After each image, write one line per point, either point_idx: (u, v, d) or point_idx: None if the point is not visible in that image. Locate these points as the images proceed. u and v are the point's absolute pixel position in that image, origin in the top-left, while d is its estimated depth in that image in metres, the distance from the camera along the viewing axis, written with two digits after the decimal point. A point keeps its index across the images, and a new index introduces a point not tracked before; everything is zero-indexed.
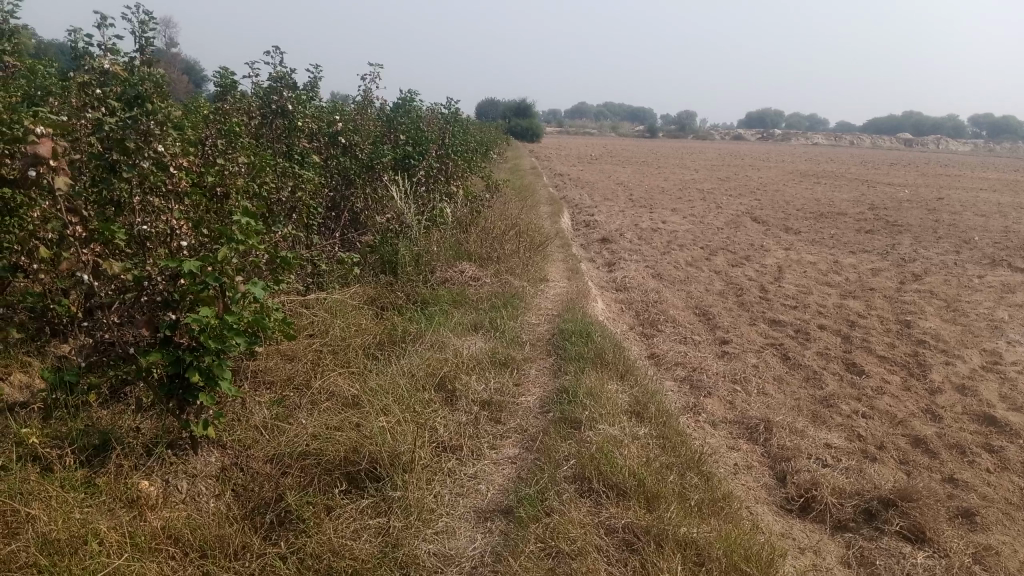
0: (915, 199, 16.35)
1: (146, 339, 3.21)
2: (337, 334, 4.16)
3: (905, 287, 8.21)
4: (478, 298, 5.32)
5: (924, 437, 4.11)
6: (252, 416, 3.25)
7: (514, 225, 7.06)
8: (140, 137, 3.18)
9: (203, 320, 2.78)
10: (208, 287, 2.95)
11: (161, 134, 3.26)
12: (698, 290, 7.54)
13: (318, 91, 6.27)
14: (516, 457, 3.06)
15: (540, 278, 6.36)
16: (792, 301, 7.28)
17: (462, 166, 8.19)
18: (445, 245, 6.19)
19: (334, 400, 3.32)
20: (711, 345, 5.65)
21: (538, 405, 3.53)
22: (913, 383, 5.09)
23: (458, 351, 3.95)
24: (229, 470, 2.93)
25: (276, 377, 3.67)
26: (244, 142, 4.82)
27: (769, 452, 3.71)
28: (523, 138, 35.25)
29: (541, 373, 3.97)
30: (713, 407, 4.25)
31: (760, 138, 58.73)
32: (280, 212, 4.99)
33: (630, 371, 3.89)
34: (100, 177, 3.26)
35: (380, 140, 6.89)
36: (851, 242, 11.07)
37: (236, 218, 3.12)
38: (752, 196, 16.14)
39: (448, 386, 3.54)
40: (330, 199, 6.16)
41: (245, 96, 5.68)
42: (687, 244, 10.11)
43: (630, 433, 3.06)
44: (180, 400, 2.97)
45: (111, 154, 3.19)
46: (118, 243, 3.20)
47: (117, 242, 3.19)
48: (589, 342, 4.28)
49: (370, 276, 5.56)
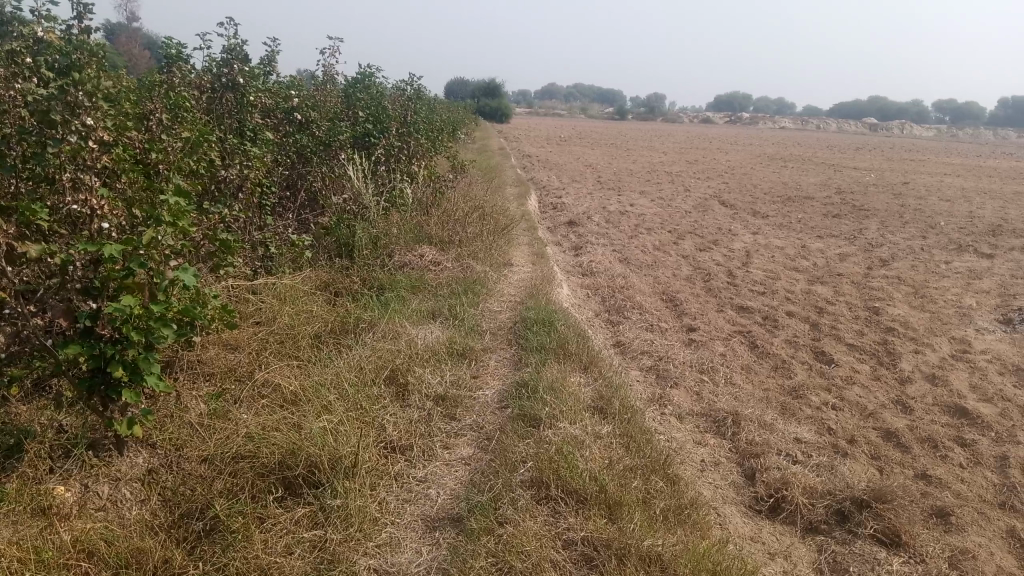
0: (880, 183, 16.36)
1: (67, 329, 2.92)
2: (283, 321, 3.92)
3: (873, 273, 8.13)
4: (437, 284, 5.09)
5: (895, 431, 3.99)
6: (186, 412, 3.02)
7: (478, 207, 6.83)
8: (65, 109, 2.92)
9: (126, 310, 2.53)
10: (133, 274, 2.72)
11: (91, 108, 2.98)
12: (665, 275, 7.37)
13: (274, 66, 5.97)
14: (471, 458, 2.86)
15: (503, 264, 6.14)
16: (760, 286, 7.15)
17: (425, 145, 7.91)
18: (404, 228, 5.94)
19: (275, 395, 3.09)
20: (679, 333, 5.48)
21: (496, 400, 3.33)
22: (882, 372, 4.97)
23: (413, 342, 3.72)
24: (158, 472, 2.69)
25: (216, 367, 3.44)
26: (191, 119, 4.52)
27: (737, 448, 3.56)
28: (492, 119, 34.85)
29: (500, 365, 3.77)
30: (680, 399, 4.09)
31: (727, 121, 58.95)
32: (227, 193, 4.70)
33: (594, 364, 3.70)
34: (23, 154, 2.97)
35: (338, 117, 6.58)
36: (819, 226, 11.00)
37: (166, 198, 2.86)
38: (721, 179, 16.05)
39: (399, 379, 3.32)
40: (284, 178, 5.87)
41: (193, 69, 5.33)
42: (655, 228, 9.94)
43: (592, 432, 2.87)
44: (102, 397, 2.72)
45: (35, 128, 2.90)
46: (38, 226, 2.92)
47: (37, 224, 2.90)
48: (552, 332, 4.08)
49: (324, 260, 5.30)
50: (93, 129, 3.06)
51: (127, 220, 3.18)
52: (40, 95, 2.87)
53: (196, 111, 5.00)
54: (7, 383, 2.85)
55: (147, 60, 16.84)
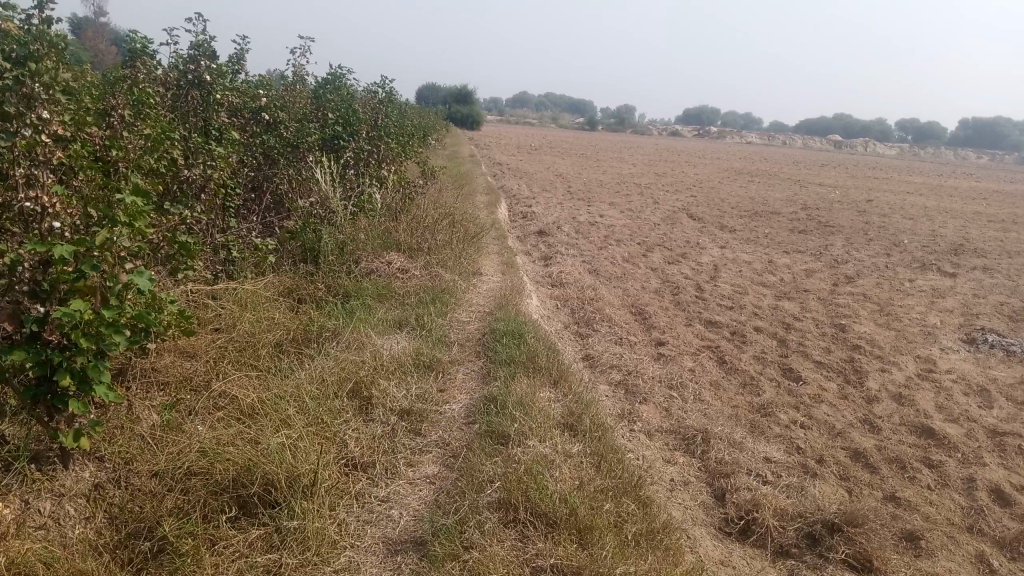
0: (845, 200, 16.57)
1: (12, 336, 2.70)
2: (243, 329, 3.78)
3: (839, 289, 8.18)
4: (404, 293, 4.98)
5: (863, 451, 3.97)
6: (137, 424, 2.88)
7: (447, 214, 6.73)
8: (21, 101, 2.78)
9: (74, 315, 2.39)
10: (84, 277, 2.57)
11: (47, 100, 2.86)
12: (634, 287, 7.33)
13: (242, 64, 5.82)
14: (436, 477, 2.76)
15: (472, 273, 6.05)
16: (728, 301, 7.14)
17: (395, 150, 7.79)
18: (372, 233, 5.82)
19: (232, 407, 2.96)
20: (647, 347, 5.43)
21: (463, 415, 3.24)
22: (850, 391, 4.96)
23: (378, 352, 3.61)
24: (105, 488, 2.56)
25: (172, 376, 3.31)
26: (155, 116, 4.37)
27: (706, 467, 3.50)
28: (462, 125, 34.78)
29: (467, 379, 3.67)
30: (649, 415, 4.03)
31: (696, 135, 59.53)
32: (189, 194, 4.55)
33: (564, 378, 3.62)
34: None
35: (307, 118, 6.44)
36: (785, 241, 11.07)
37: (122, 198, 2.71)
38: (689, 192, 16.14)
39: (363, 393, 3.22)
40: (250, 179, 5.71)
41: (158, 66, 5.19)
42: (624, 239, 9.92)
43: (562, 451, 2.78)
44: (48, 408, 2.56)
45: None
46: None
47: None
48: (521, 344, 3.99)
49: (288, 265, 5.16)
50: (49, 123, 2.91)
51: (82, 220, 2.98)
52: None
53: (160, 109, 4.85)
54: None
55: (112, 55, 16.51)
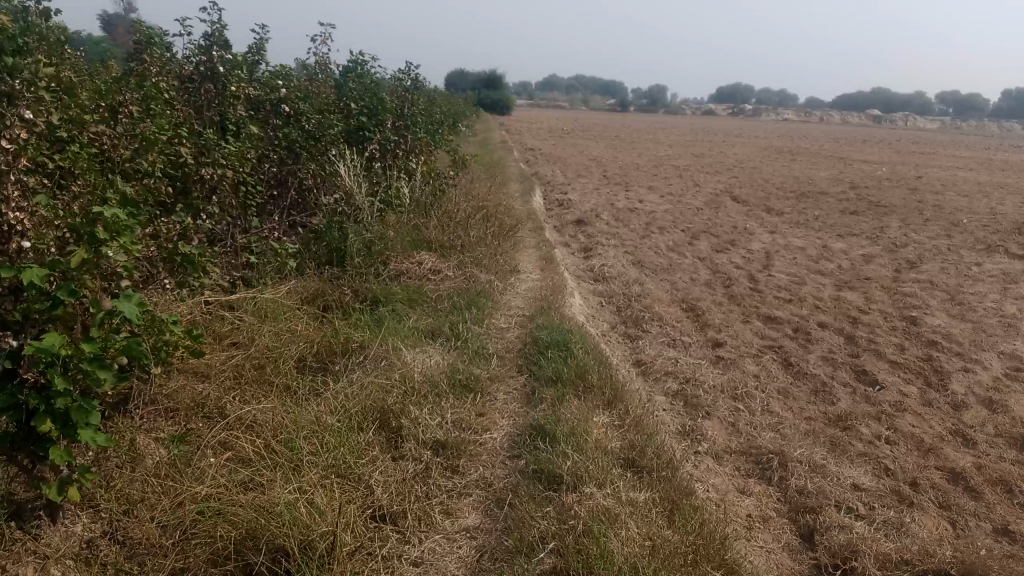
0: (894, 178, 15.79)
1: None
2: (262, 344, 3.41)
3: (902, 277, 7.58)
4: (437, 296, 4.56)
5: (962, 472, 3.47)
6: (140, 461, 2.50)
7: (481, 208, 6.29)
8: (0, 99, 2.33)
9: (47, 349, 1.97)
10: (62, 303, 2.15)
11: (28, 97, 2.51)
12: (683, 280, 6.85)
13: (261, 54, 5.45)
14: (478, 530, 2.37)
15: (510, 271, 5.62)
16: (786, 293, 6.62)
17: (425, 140, 7.36)
18: (401, 231, 5.39)
19: (243, 446, 2.59)
20: (704, 349, 4.96)
21: (505, 448, 2.83)
22: (933, 396, 4.45)
23: (409, 371, 3.21)
24: (99, 544, 2.17)
25: (182, 402, 2.92)
26: (162, 112, 4.01)
27: (787, 498, 3.06)
28: (493, 111, 34.23)
29: (509, 400, 3.25)
30: (714, 433, 3.58)
31: (730, 114, 58.37)
32: (201, 195, 4.17)
33: (619, 398, 3.18)
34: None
35: (328, 108, 6.04)
36: (837, 224, 10.47)
37: (100, 210, 2.31)
38: (731, 173, 15.53)
39: (392, 424, 2.81)
40: (271, 174, 5.34)
41: (172, 57, 4.85)
42: (667, 227, 9.41)
43: (625, 500, 2.36)
44: (30, 456, 2.13)
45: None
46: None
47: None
48: (568, 358, 3.56)
49: (312, 267, 4.76)
50: (31, 118, 2.51)
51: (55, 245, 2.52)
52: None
53: (172, 105, 4.48)
54: None
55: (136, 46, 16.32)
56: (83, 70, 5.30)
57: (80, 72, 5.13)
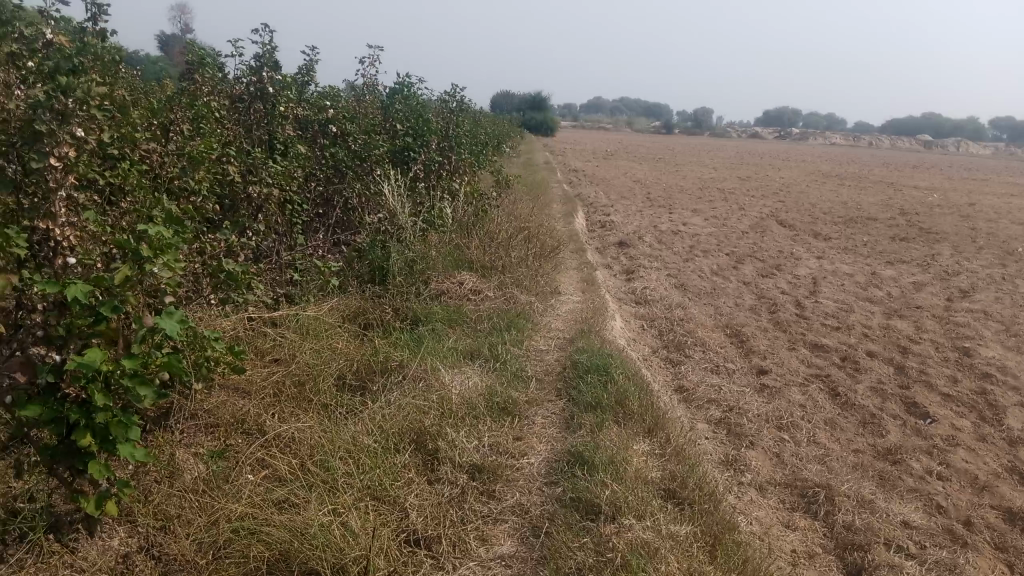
0: (946, 205, 15.44)
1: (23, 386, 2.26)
2: (303, 362, 3.41)
3: (954, 306, 7.37)
4: (477, 316, 4.54)
5: (1019, 512, 3.33)
6: (178, 475, 2.51)
7: (524, 228, 6.27)
8: (54, 120, 2.38)
9: (87, 365, 1.99)
10: (104, 319, 2.17)
11: (81, 114, 2.48)
12: (727, 305, 6.74)
13: (310, 74, 5.52)
14: (513, 558, 2.32)
15: (551, 293, 5.59)
16: (833, 320, 6.47)
17: (469, 160, 7.38)
18: (443, 250, 5.39)
19: (280, 464, 2.58)
20: (748, 376, 4.86)
21: (542, 473, 2.78)
22: (988, 430, 4.29)
23: (448, 393, 3.18)
24: (134, 559, 2.17)
25: (222, 417, 2.93)
26: (212, 131, 4.09)
27: (834, 534, 2.95)
28: (537, 131, 34.33)
29: (548, 425, 3.21)
30: (758, 463, 3.49)
31: (776, 137, 57.79)
32: (248, 212, 4.21)
33: (661, 427, 3.12)
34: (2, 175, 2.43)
35: (374, 128, 6.10)
36: (887, 250, 10.24)
37: (144, 228, 2.33)
38: (777, 197, 15.33)
39: (429, 447, 2.78)
40: (317, 193, 5.39)
41: (224, 77, 4.94)
42: (711, 250, 9.29)
43: (665, 533, 2.29)
44: (70, 469, 2.14)
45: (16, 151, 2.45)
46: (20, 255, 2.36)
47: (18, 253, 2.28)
48: (609, 383, 3.50)
49: (354, 285, 4.78)
50: (84, 138, 2.56)
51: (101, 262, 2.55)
52: (29, 108, 2.45)
53: (222, 124, 4.55)
54: None
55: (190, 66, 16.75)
56: (138, 89, 5.44)
57: (135, 91, 5.27)
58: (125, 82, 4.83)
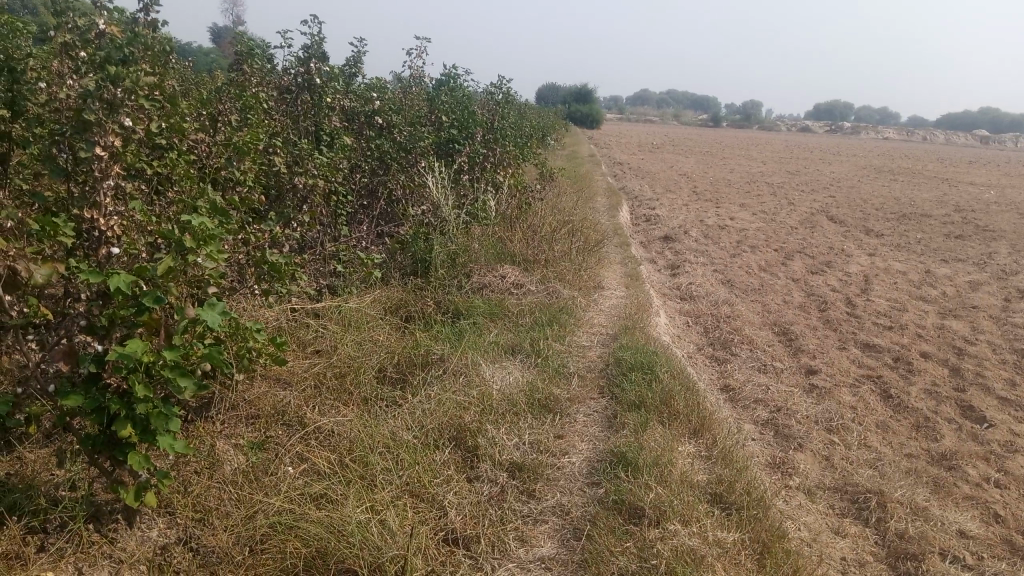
0: (1005, 201, 14.94)
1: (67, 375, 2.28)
2: (344, 354, 3.40)
3: (1013, 306, 7.11)
4: (519, 310, 4.49)
5: None
6: (217, 467, 2.50)
7: (568, 222, 6.20)
8: (102, 109, 2.40)
9: (128, 356, 1.98)
10: (147, 309, 2.16)
11: (130, 104, 2.49)
12: (774, 302, 6.60)
13: (357, 66, 5.51)
14: (553, 560, 2.27)
15: (594, 287, 5.51)
16: (886, 319, 6.28)
17: (514, 152, 7.33)
18: (486, 243, 5.35)
19: (318, 458, 2.56)
20: (796, 376, 4.73)
21: (583, 473, 2.72)
22: None
23: (489, 388, 3.14)
24: (172, 550, 2.16)
25: (262, 409, 2.92)
26: (259, 122, 4.10)
27: (886, 543, 2.85)
28: (582, 124, 34.10)
29: (590, 423, 3.15)
30: (807, 467, 3.39)
31: (826, 131, 56.65)
32: (292, 203, 4.21)
33: (707, 428, 3.04)
34: (57, 164, 2.47)
35: (419, 120, 6.08)
36: (942, 248, 9.94)
37: (187, 218, 2.32)
38: (827, 192, 15.00)
39: (469, 443, 2.74)
40: (362, 184, 5.38)
41: (273, 68, 4.95)
42: (758, 245, 9.11)
43: (711, 540, 2.22)
44: (111, 459, 2.14)
45: (66, 139, 2.46)
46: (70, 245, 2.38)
47: (66, 242, 2.29)
48: (654, 381, 3.42)
49: (396, 277, 4.76)
50: (132, 128, 2.57)
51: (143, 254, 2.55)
52: (78, 97, 2.47)
53: (269, 115, 4.55)
54: (26, 423, 2.32)
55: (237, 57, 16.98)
56: (188, 80, 5.49)
57: (185, 83, 5.32)
58: (175, 73, 4.88)
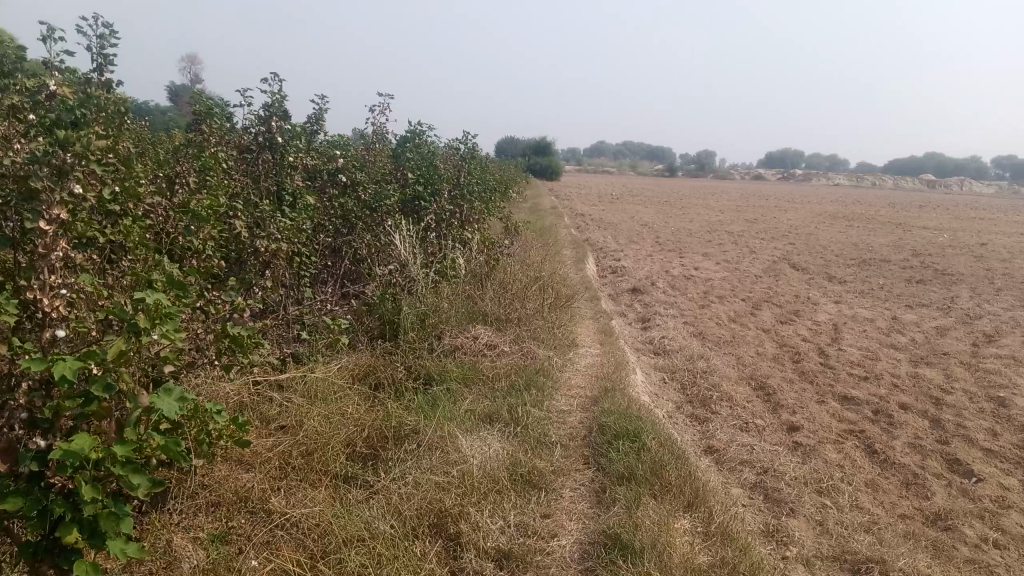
0: (959, 244, 15.24)
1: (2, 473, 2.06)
2: (311, 429, 3.18)
3: (982, 351, 7.11)
4: (493, 373, 4.31)
5: None
6: (173, 569, 2.26)
7: (538, 278, 6.07)
8: (50, 175, 2.24)
9: (74, 454, 1.77)
10: (98, 398, 1.96)
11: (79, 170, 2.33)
12: (748, 354, 6.50)
13: (320, 124, 5.37)
14: None
15: (568, 345, 5.36)
16: (860, 369, 6.22)
17: (481, 208, 7.22)
18: (457, 302, 5.18)
19: (287, 555, 2.35)
20: (779, 433, 4.60)
21: (575, 559, 2.54)
22: None
23: (469, 465, 2.95)
24: None
25: (224, 495, 2.69)
26: (218, 184, 3.93)
27: None
28: (542, 175, 34.38)
29: (578, 499, 2.97)
30: (802, 535, 3.23)
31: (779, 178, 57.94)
32: (254, 268, 4.02)
33: (701, 502, 2.88)
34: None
35: (384, 178, 5.95)
36: (905, 293, 10.02)
37: (142, 295, 2.12)
38: (787, 239, 15.17)
39: (450, 531, 2.55)
40: (326, 244, 5.20)
41: (233, 127, 4.79)
42: (726, 296, 9.07)
43: None
44: (53, 567, 1.91)
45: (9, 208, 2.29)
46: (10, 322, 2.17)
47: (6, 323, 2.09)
48: (641, 451, 3.25)
49: (364, 342, 4.57)
50: (83, 195, 2.41)
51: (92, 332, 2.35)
52: (24, 162, 2.30)
53: (228, 176, 4.37)
54: None
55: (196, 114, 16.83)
56: (144, 140, 5.29)
57: (141, 144, 5.13)
58: (130, 134, 4.70)
